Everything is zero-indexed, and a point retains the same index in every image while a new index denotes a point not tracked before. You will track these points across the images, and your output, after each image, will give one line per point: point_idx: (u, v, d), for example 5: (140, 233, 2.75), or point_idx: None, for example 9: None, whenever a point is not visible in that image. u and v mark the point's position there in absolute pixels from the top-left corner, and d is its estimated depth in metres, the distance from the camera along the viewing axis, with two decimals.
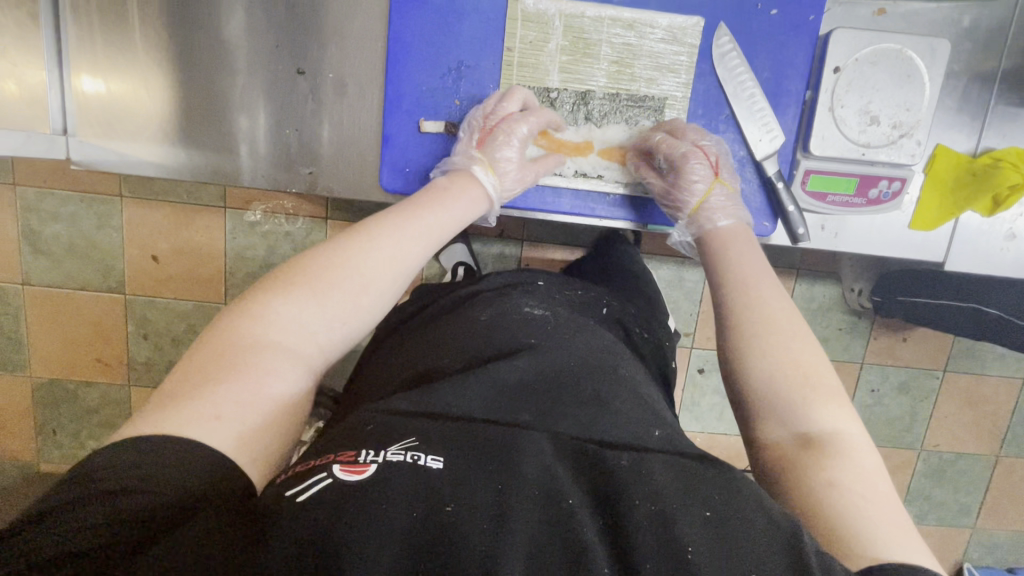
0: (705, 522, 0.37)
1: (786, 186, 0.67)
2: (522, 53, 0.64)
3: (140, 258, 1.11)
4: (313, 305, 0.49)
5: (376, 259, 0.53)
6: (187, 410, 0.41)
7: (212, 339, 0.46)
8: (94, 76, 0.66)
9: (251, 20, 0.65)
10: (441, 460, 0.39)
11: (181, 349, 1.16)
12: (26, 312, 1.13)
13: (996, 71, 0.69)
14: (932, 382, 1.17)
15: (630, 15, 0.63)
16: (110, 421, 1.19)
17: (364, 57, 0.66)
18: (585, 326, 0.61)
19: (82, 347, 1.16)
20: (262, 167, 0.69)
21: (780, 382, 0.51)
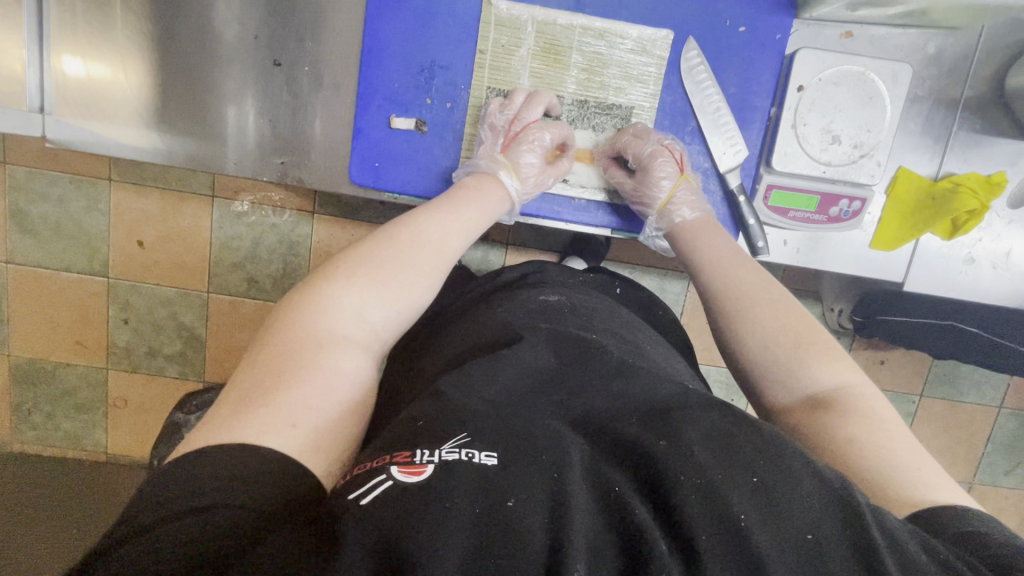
0: (755, 487, 0.35)
1: (747, 200, 0.69)
2: (493, 56, 0.66)
3: (125, 243, 1.11)
4: (371, 291, 0.50)
5: (426, 244, 0.55)
6: (255, 420, 0.38)
7: (266, 346, 0.45)
8: (75, 57, 0.67)
9: (235, 11, 0.66)
10: (495, 454, 0.35)
11: (162, 335, 1.17)
12: (8, 291, 1.14)
13: (960, 97, 0.71)
14: (909, 405, 1.20)
15: (601, 25, 0.65)
16: (86, 404, 1.19)
17: (342, 52, 0.67)
18: (598, 306, 0.63)
19: (62, 329, 1.16)
20: (238, 155, 0.70)
21: (775, 351, 0.53)
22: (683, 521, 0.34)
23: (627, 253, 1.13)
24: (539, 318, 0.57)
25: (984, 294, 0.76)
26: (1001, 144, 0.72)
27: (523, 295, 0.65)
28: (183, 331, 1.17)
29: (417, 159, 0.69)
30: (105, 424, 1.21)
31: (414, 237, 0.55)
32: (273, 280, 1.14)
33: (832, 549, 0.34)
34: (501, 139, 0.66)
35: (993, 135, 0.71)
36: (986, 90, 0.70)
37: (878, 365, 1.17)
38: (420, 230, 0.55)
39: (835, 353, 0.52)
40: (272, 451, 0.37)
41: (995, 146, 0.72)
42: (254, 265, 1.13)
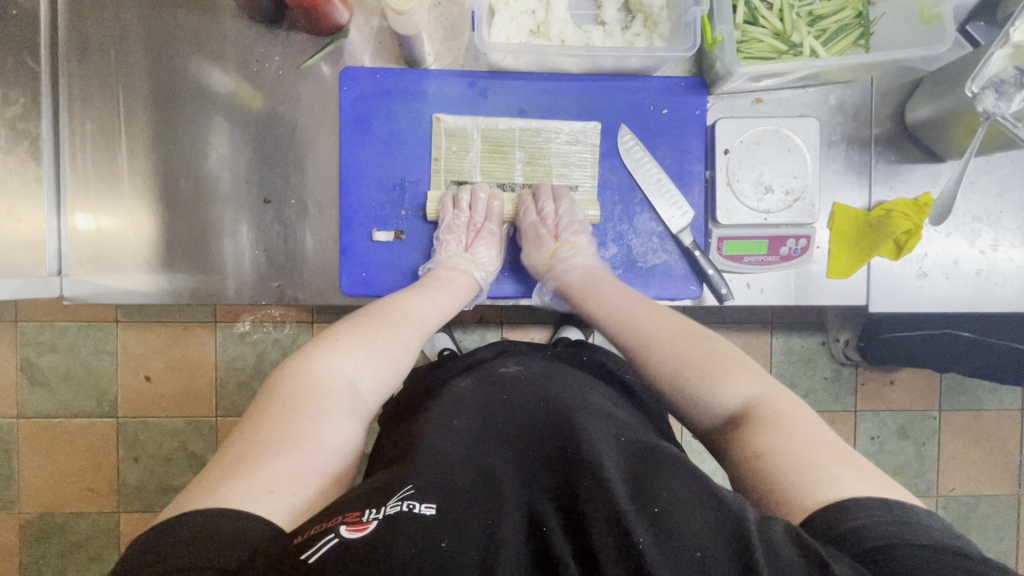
0: (652, 520, 0.38)
1: (702, 253, 0.75)
2: (447, 162, 0.75)
3: (133, 379, 1.16)
4: (366, 358, 0.59)
5: (404, 326, 0.64)
6: (258, 474, 0.45)
7: (275, 393, 0.53)
8: (85, 207, 0.75)
9: (227, 162, 0.76)
10: (435, 506, 0.40)
11: (172, 467, 1.17)
12: (19, 444, 1.16)
13: (871, 136, 0.80)
14: (930, 422, 1.20)
15: (537, 124, 0.74)
16: (99, 551, 1.17)
17: (323, 181, 0.76)
18: (556, 369, 0.67)
19: (72, 476, 1.17)
20: (237, 283, 0.76)
21: (690, 366, 0.58)
22: (593, 546, 0.37)
23: None
24: (502, 388, 0.61)
25: (946, 303, 0.80)
26: (918, 169, 0.80)
27: (490, 366, 0.70)
28: (194, 460, 1.18)
29: (400, 263, 0.77)
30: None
31: (388, 320, 0.63)
32: None
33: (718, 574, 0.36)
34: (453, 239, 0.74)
35: (909, 162, 0.80)
36: (892, 126, 0.80)
37: (888, 386, 1.19)
38: (402, 315, 0.65)
39: (738, 366, 0.58)
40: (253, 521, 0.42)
41: (913, 172, 0.80)
42: (259, 381, 1.16)
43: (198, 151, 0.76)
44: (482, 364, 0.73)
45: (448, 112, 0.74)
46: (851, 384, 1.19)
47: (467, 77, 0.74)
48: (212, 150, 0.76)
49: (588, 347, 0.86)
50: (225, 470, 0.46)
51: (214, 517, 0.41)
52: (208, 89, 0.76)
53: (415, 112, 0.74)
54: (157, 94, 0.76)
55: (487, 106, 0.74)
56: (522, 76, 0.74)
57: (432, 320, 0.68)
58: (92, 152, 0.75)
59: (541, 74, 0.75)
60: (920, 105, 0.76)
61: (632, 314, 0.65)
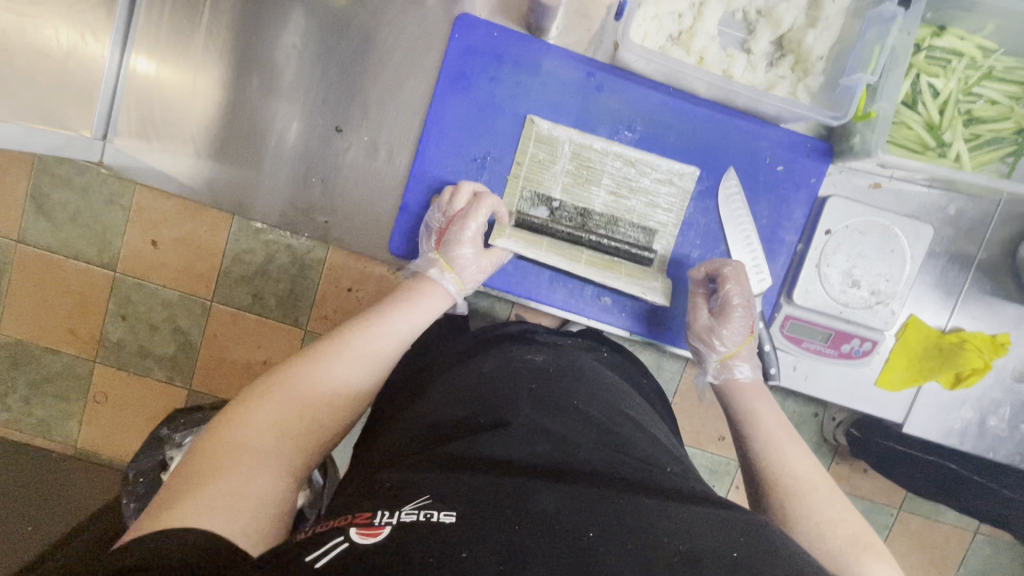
0: (735, 562, 0.35)
1: (765, 326, 0.71)
2: (529, 169, 0.69)
3: (138, 240, 1.12)
4: (324, 372, 0.51)
5: (377, 336, 0.57)
6: (206, 488, 0.38)
7: (212, 431, 0.44)
8: (151, 51, 0.69)
9: (310, 73, 0.70)
10: (456, 514, 0.35)
11: (156, 336, 1.16)
12: (12, 268, 1.13)
13: (974, 257, 0.74)
14: (885, 518, 1.12)
15: (634, 155, 0.69)
16: (66, 392, 1.17)
17: (403, 127, 0.70)
18: (585, 369, 0.62)
19: (58, 314, 1.15)
20: (280, 199, 0.72)
21: (826, 544, 0.45)
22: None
23: None
24: (520, 380, 0.55)
25: (980, 446, 0.77)
26: (1009, 307, 0.75)
27: (510, 352, 0.63)
28: (178, 336, 1.16)
29: None
30: (79, 416, 1.18)
31: (363, 329, 0.57)
32: (278, 299, 1.14)
33: None
34: (436, 236, 0.68)
35: (1003, 297, 0.75)
36: (1000, 253, 0.74)
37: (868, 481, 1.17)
38: (374, 331, 0.57)
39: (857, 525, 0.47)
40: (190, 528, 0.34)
41: (1002, 308, 0.75)
42: (262, 281, 1.13)
43: (283, 47, 0.69)
44: (502, 343, 0.67)
45: (556, 97, 0.68)
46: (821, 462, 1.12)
47: (588, 65, 0.67)
48: (296, 53, 0.70)
49: None
50: (169, 488, 0.39)
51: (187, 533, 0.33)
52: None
53: (523, 86, 0.68)
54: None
55: (599, 103, 0.68)
56: (644, 83, 0.68)
57: (415, 327, 0.60)
58: (174, 10, 0.69)
59: (664, 86, 0.68)
60: None
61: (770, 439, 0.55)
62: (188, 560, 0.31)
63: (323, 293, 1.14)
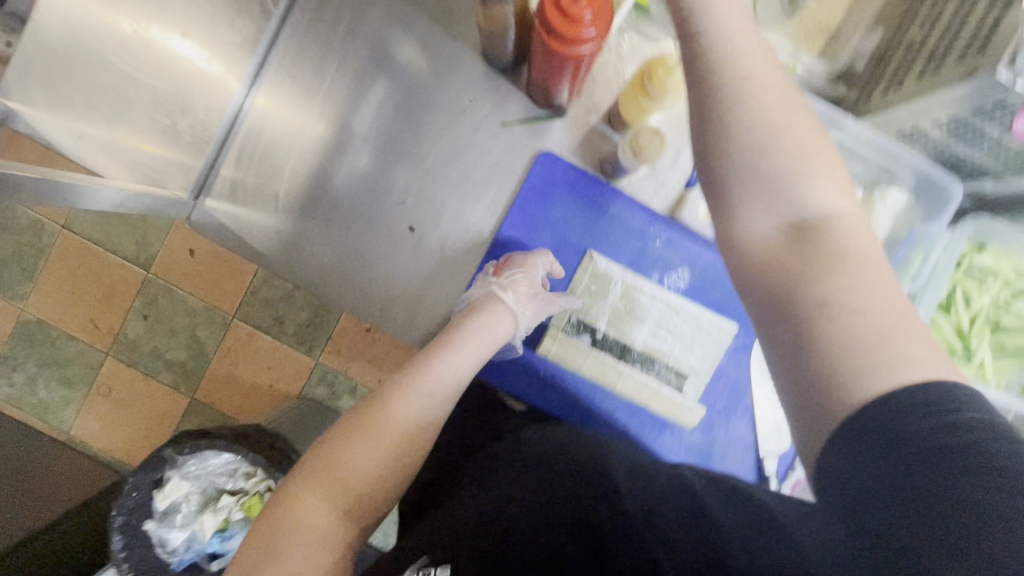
0: None
1: (774, 484, 0.74)
2: (579, 297, 0.73)
3: (177, 247, 1.17)
4: (365, 440, 0.54)
5: (411, 412, 0.57)
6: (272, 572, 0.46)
7: (276, 504, 0.51)
8: (258, 133, 0.76)
9: (400, 163, 0.76)
10: None
11: (172, 340, 1.18)
12: (53, 252, 1.17)
13: None
14: None
15: (680, 302, 0.73)
16: (74, 378, 1.18)
17: (469, 236, 0.75)
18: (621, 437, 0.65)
19: (84, 303, 1.18)
20: (347, 284, 0.77)
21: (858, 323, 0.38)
22: None
23: None
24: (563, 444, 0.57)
25: None
26: None
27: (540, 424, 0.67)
28: (194, 344, 1.18)
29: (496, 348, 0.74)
30: (80, 404, 1.18)
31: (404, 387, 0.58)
32: (297, 327, 1.17)
33: None
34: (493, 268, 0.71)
35: None
36: None
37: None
38: (413, 392, 0.57)
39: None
40: None
41: None
42: (287, 307, 1.17)
43: (368, 119, 0.76)
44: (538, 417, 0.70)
45: (616, 237, 0.73)
46: None
47: (649, 215, 0.72)
48: (385, 134, 0.76)
49: None
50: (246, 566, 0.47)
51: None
52: (405, 67, 0.76)
53: (589, 223, 0.73)
54: (369, 63, 0.76)
55: (655, 251, 0.73)
56: (698, 239, 0.73)
57: (463, 374, 0.61)
58: (295, 79, 0.76)
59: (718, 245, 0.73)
60: None
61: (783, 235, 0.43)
62: None
63: (342, 327, 1.17)
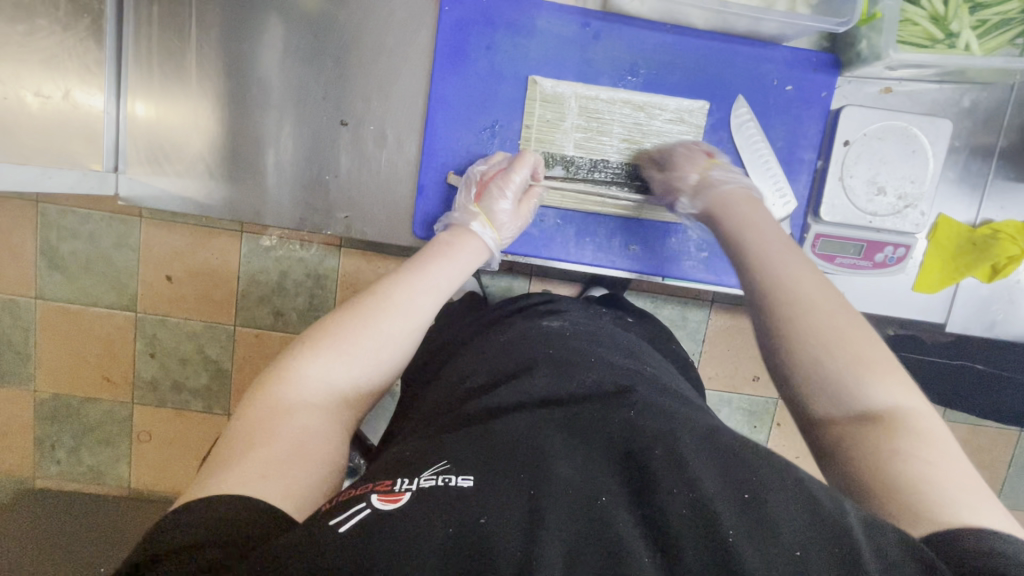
0: (741, 502, 0.36)
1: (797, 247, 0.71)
2: (538, 130, 0.69)
3: (153, 276, 1.05)
4: (366, 332, 0.51)
5: (410, 306, 0.54)
6: (258, 456, 0.41)
7: (261, 389, 0.47)
8: (147, 88, 0.69)
9: (301, 57, 0.69)
10: (472, 476, 0.37)
11: (187, 369, 1.10)
12: (35, 327, 1.07)
13: (994, 146, 0.74)
14: None
15: (641, 99, 0.68)
16: (108, 441, 1.11)
17: (406, 112, 0.70)
18: (600, 333, 0.67)
19: (88, 363, 1.09)
20: (307, 211, 0.72)
21: (827, 367, 0.46)
22: (665, 525, 0.34)
23: None
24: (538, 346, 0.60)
25: None
26: None
27: (526, 324, 0.67)
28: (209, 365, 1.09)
29: None
30: (129, 457, 1.13)
31: (400, 284, 0.56)
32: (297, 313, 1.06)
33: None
34: (474, 188, 0.67)
35: None
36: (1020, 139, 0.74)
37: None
38: (413, 288, 0.56)
39: (935, 446, 0.41)
40: (247, 501, 0.37)
41: None
42: (280, 298, 1.06)
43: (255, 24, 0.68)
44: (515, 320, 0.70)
45: (554, 54, 0.67)
46: None
47: (582, 16, 0.66)
48: (276, 38, 0.68)
49: (636, 310, 0.84)
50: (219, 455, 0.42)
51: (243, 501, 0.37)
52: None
53: (519, 48, 0.67)
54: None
55: (599, 55, 0.67)
56: (641, 24, 0.67)
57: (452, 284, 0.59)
58: (160, 18, 0.67)
59: (662, 24, 0.67)
60: None
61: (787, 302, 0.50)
62: (228, 529, 0.35)
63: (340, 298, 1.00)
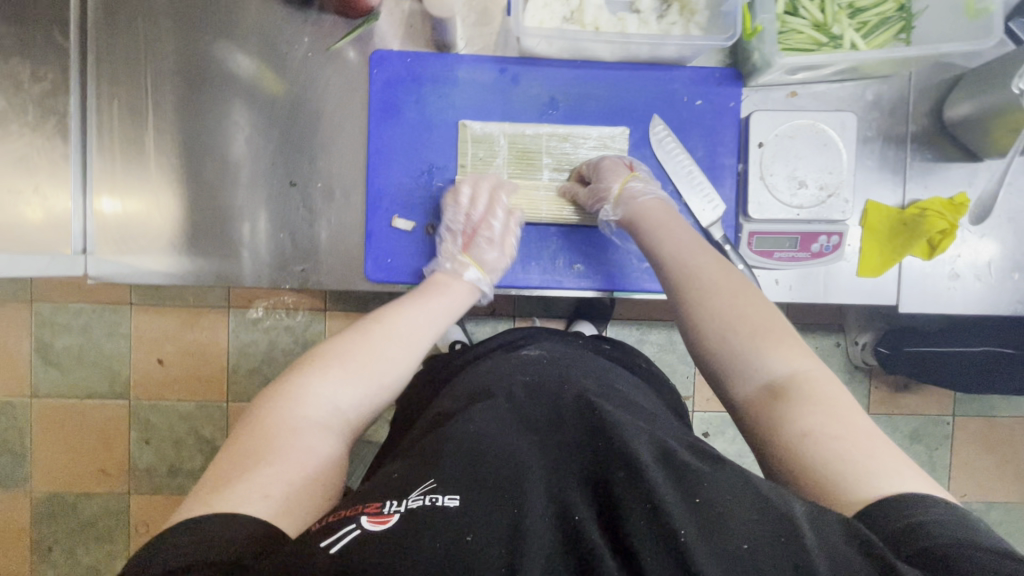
0: (693, 507, 0.40)
1: (732, 248, 0.75)
2: (473, 168, 0.74)
3: (145, 362, 1.18)
4: (364, 360, 0.61)
5: (400, 339, 0.64)
6: (264, 475, 0.49)
7: (270, 411, 0.55)
8: (112, 183, 0.75)
9: (245, 125, 0.75)
10: (457, 498, 0.42)
11: (183, 451, 1.19)
12: (35, 423, 1.19)
13: (907, 133, 0.78)
14: (943, 427, 1.27)
15: (564, 130, 0.74)
16: (107, 531, 1.19)
17: (350, 167, 0.75)
18: (581, 357, 0.69)
19: (85, 457, 1.19)
20: (265, 269, 0.75)
21: (731, 343, 0.57)
22: (629, 535, 0.39)
23: (632, 309, 1.20)
24: (516, 371, 0.64)
25: (975, 306, 0.79)
26: (954, 168, 0.78)
27: (508, 354, 0.71)
28: (204, 445, 1.19)
29: (421, 252, 0.76)
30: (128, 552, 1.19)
31: (391, 318, 0.66)
32: None
33: (768, 566, 0.37)
34: (458, 238, 0.73)
35: (946, 161, 0.78)
36: (929, 123, 0.78)
37: (902, 390, 1.26)
38: (401, 321, 0.66)
39: (826, 403, 0.50)
40: (251, 517, 0.45)
41: (949, 171, 0.78)
42: (270, 367, 1.18)
43: (206, 109, 0.75)
44: (496, 351, 0.74)
45: (478, 99, 0.73)
46: (863, 384, 1.25)
47: (499, 62, 0.73)
48: (225, 116, 0.75)
49: (605, 339, 0.85)
50: (227, 470, 0.49)
51: (224, 521, 0.44)
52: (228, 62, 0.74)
53: (445, 98, 0.74)
54: (185, 69, 0.74)
55: (518, 95, 0.73)
56: (554, 64, 0.73)
57: (436, 322, 0.69)
58: (120, 113, 0.74)
59: (572, 61, 0.73)
60: (960, 102, 0.74)
61: (688, 284, 0.62)
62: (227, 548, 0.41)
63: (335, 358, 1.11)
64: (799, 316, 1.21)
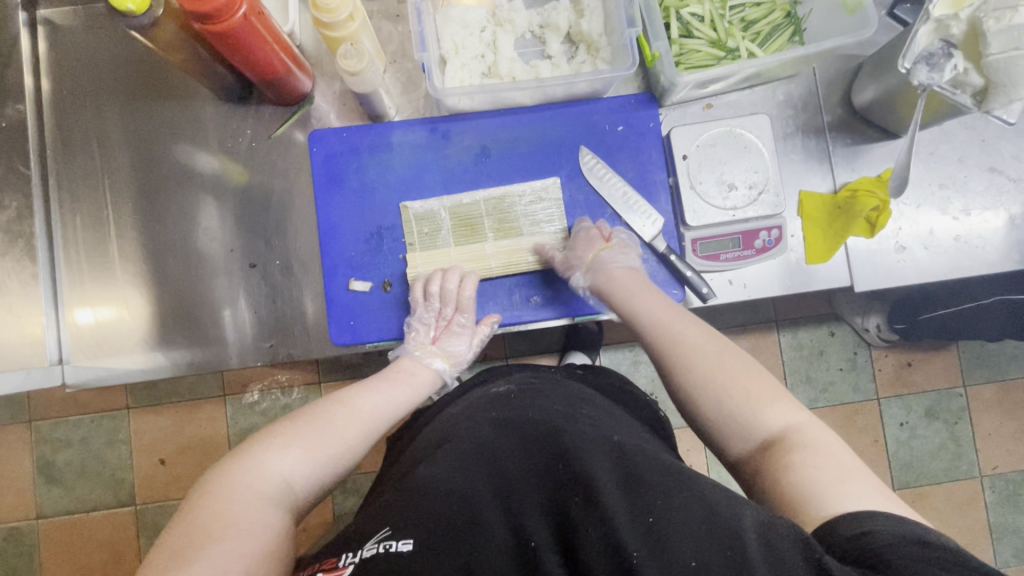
0: (646, 525, 0.41)
1: (679, 257, 0.77)
2: (418, 223, 0.77)
3: (146, 464, 1.18)
4: (321, 434, 0.60)
5: (359, 412, 0.64)
6: (214, 550, 0.47)
7: (222, 481, 0.54)
8: (81, 292, 0.78)
9: (202, 217, 0.79)
10: (412, 540, 0.43)
11: None
12: (42, 545, 1.18)
13: (824, 124, 0.82)
14: (957, 399, 1.25)
15: (498, 174, 0.78)
16: None
17: (305, 241, 0.79)
18: (549, 383, 0.65)
19: (95, 573, 1.17)
20: (236, 351, 0.78)
21: (724, 405, 0.56)
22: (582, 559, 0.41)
23: (620, 333, 1.21)
24: (483, 400, 0.63)
25: (929, 274, 0.81)
26: (877, 147, 0.82)
27: (481, 390, 0.68)
28: None
29: (382, 309, 0.78)
30: None
31: (344, 396, 0.65)
32: None
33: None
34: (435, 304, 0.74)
35: (867, 142, 0.82)
36: (843, 111, 0.82)
37: (907, 368, 1.25)
38: (355, 396, 0.66)
39: (819, 453, 0.49)
40: None
41: (872, 151, 0.82)
42: None
43: (163, 209, 0.79)
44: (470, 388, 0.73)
45: (414, 159, 0.78)
46: (866, 369, 1.24)
47: (428, 122, 0.78)
48: (180, 213, 0.79)
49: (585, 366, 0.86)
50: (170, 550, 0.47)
51: None
52: (179, 163, 0.80)
53: (384, 163, 0.78)
54: (139, 176, 0.79)
55: (450, 148, 0.78)
56: (479, 116, 0.79)
57: (390, 405, 0.68)
58: (83, 226, 0.79)
59: (496, 110, 0.79)
60: (864, 88, 0.78)
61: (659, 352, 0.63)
62: None
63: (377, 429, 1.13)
64: (786, 312, 1.23)
